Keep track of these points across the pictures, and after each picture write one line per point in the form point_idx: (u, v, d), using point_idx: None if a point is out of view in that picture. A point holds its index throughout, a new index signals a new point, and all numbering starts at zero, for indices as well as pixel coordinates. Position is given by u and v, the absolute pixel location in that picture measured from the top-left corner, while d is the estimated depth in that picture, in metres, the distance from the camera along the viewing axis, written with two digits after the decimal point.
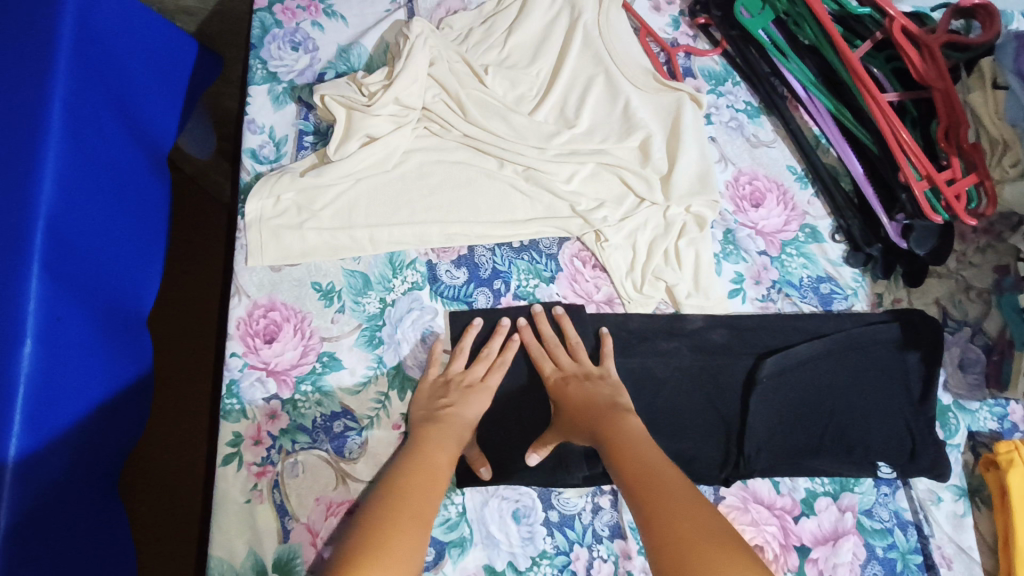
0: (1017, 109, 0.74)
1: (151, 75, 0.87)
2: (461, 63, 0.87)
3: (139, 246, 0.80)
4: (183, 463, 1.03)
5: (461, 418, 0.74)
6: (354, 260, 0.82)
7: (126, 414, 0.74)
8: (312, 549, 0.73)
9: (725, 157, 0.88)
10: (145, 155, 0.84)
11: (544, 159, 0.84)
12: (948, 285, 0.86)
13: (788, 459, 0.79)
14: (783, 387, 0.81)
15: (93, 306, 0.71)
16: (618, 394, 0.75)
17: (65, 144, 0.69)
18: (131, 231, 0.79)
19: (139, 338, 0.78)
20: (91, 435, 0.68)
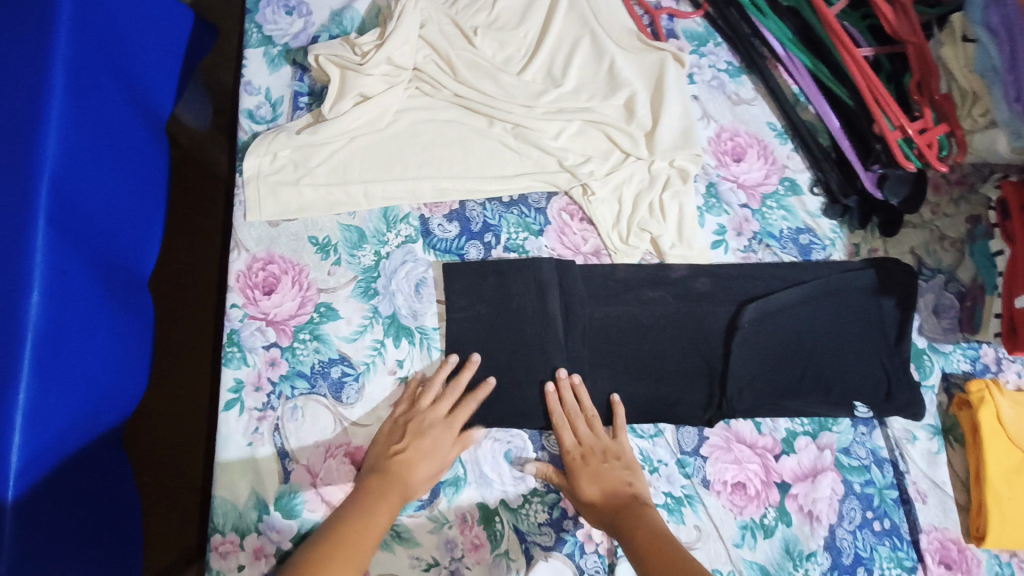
0: (983, 59, 0.77)
1: (150, 43, 0.88)
2: (451, 25, 0.89)
3: (143, 209, 0.83)
4: (184, 431, 1.05)
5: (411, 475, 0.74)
6: (350, 214, 0.85)
7: (127, 364, 0.77)
8: (311, 489, 0.77)
9: (707, 115, 0.91)
10: (146, 120, 0.86)
11: (532, 117, 0.87)
12: (923, 235, 0.89)
13: (755, 391, 0.83)
14: (765, 334, 0.84)
15: (97, 263, 0.74)
16: (635, 479, 0.77)
17: (70, 108, 0.71)
18: (135, 194, 0.81)
19: (138, 299, 0.82)
20: (96, 385, 0.71)
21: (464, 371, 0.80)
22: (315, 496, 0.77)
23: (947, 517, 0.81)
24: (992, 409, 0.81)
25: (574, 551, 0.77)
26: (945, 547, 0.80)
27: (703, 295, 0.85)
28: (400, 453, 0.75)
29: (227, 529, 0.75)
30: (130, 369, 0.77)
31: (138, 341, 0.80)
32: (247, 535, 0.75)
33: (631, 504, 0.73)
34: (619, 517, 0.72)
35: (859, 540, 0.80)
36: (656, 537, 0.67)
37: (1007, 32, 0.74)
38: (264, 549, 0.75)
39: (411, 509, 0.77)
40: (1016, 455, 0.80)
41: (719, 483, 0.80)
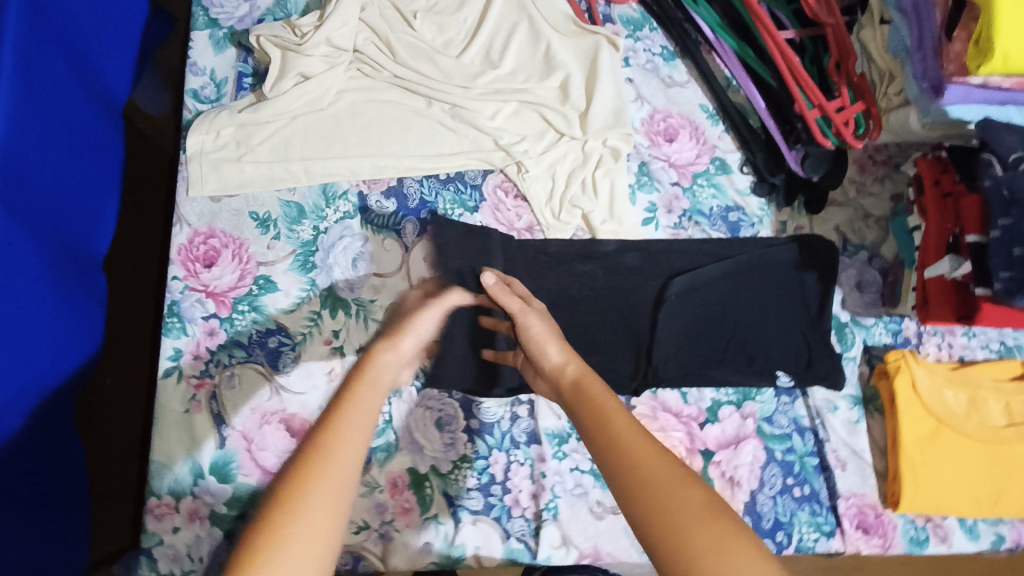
0: (897, 40, 0.80)
1: (105, 25, 0.88)
2: (392, 9, 0.92)
3: (88, 190, 0.82)
4: (126, 405, 1.02)
5: (381, 375, 0.60)
6: (290, 191, 0.87)
7: (76, 345, 0.77)
8: (246, 453, 0.80)
9: (641, 97, 0.94)
10: (99, 102, 0.87)
11: (469, 97, 0.90)
12: (848, 213, 0.92)
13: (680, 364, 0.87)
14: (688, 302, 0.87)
15: (46, 243, 0.74)
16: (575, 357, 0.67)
17: (21, 78, 0.70)
18: (82, 174, 0.81)
19: (89, 279, 0.82)
20: (42, 365, 0.71)
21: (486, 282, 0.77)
22: (250, 461, 0.80)
23: (865, 483, 0.84)
24: (908, 377, 0.84)
25: (502, 515, 0.80)
26: (863, 513, 0.83)
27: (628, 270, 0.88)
28: (371, 353, 0.63)
29: (163, 492, 0.78)
30: (80, 344, 0.78)
31: (87, 321, 0.80)
32: (182, 498, 0.78)
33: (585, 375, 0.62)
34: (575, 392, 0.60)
35: (780, 505, 0.82)
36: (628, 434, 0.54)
37: (915, 8, 0.76)
38: (200, 512, 0.78)
39: None
40: (929, 422, 0.83)
41: None
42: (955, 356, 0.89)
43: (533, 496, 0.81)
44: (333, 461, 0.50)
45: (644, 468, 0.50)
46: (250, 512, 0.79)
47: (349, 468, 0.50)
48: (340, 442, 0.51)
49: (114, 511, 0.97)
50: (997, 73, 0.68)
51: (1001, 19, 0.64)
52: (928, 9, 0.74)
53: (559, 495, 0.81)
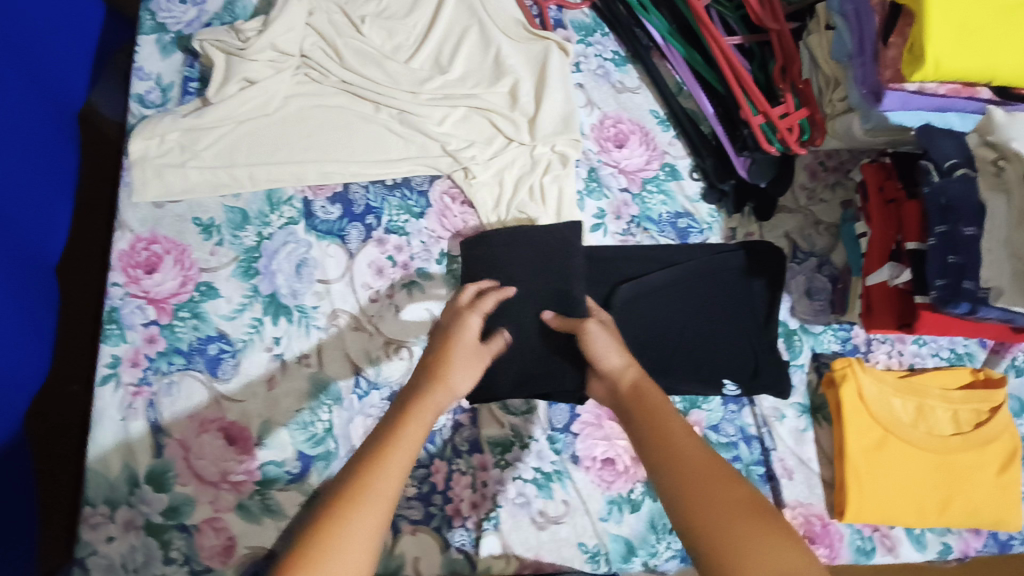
0: (840, 48, 0.80)
1: (60, 30, 0.87)
2: (340, 14, 0.92)
3: (43, 196, 0.82)
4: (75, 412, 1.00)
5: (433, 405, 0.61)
6: (234, 197, 0.87)
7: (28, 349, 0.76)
8: (183, 462, 0.79)
9: (591, 102, 0.94)
10: (53, 108, 0.86)
11: (417, 103, 0.90)
12: (798, 219, 0.91)
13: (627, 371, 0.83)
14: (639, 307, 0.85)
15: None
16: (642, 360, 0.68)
17: None
18: (34, 178, 0.81)
19: (41, 284, 0.82)
20: None
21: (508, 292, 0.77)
22: (187, 470, 0.79)
23: (812, 493, 0.83)
24: (855, 386, 0.83)
25: (442, 525, 0.79)
26: (809, 522, 0.82)
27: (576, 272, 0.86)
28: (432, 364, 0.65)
29: (99, 501, 0.77)
30: (34, 350, 0.77)
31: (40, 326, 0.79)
32: (118, 508, 0.77)
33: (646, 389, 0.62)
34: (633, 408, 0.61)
35: None
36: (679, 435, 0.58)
37: (857, 16, 0.76)
38: (134, 521, 0.77)
39: (282, 483, 0.79)
40: (876, 431, 0.82)
41: (589, 459, 0.83)
42: (905, 364, 0.88)
43: (474, 505, 0.80)
44: (366, 505, 0.51)
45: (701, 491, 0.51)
46: (186, 522, 0.78)
47: (379, 514, 0.51)
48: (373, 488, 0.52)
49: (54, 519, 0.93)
50: (930, 81, 0.68)
51: (931, 26, 0.64)
52: (868, 14, 0.74)
53: (502, 504, 0.80)
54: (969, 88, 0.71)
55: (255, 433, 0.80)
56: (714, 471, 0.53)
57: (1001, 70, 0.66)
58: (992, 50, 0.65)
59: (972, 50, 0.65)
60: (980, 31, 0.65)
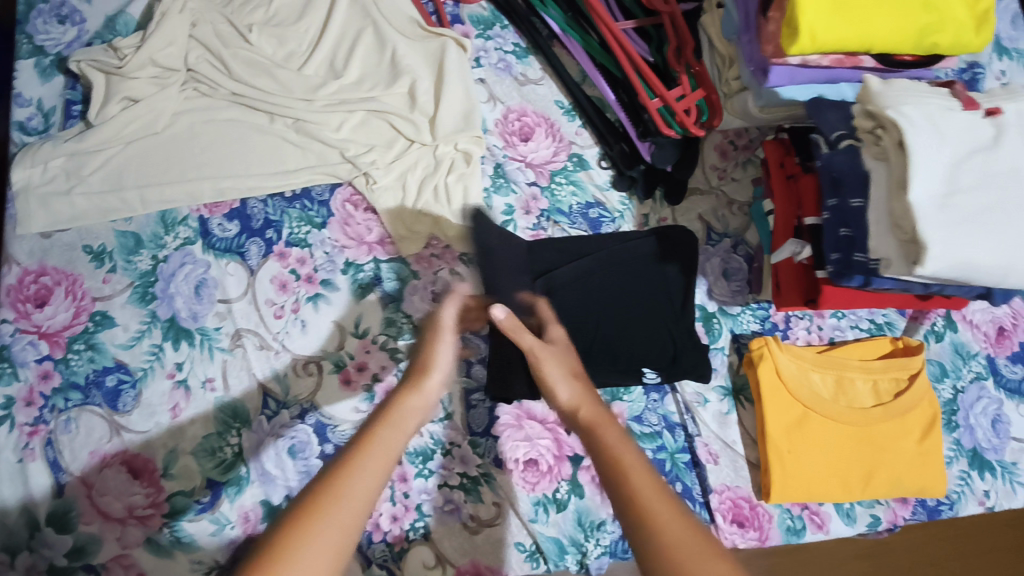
0: (729, 25, 0.80)
1: None
2: (226, 24, 0.89)
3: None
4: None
5: (407, 422, 0.52)
6: (126, 221, 0.84)
7: None
8: (86, 499, 0.75)
9: (494, 97, 0.92)
10: None
11: (311, 110, 0.87)
12: (711, 200, 0.90)
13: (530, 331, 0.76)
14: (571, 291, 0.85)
15: None
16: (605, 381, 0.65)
17: None
18: None
19: None
20: None
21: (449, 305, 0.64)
22: (91, 508, 0.75)
23: (738, 475, 0.83)
24: (772, 365, 0.82)
25: (362, 541, 0.76)
26: (736, 506, 0.81)
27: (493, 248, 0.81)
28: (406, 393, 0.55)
29: None
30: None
31: None
32: (20, 554, 0.73)
33: (605, 421, 0.52)
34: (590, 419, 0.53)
35: None
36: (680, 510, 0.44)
37: None
38: (38, 565, 0.73)
39: (191, 513, 0.76)
40: (796, 409, 0.81)
41: (511, 461, 0.80)
42: (825, 338, 0.88)
43: (394, 518, 0.77)
44: (346, 502, 0.44)
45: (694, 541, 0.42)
46: (94, 561, 0.74)
47: (373, 491, 0.46)
48: (347, 502, 0.44)
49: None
50: (808, 52, 0.67)
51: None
52: None
53: (426, 513, 0.78)
54: (852, 58, 0.70)
55: (160, 465, 0.77)
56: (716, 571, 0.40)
57: (875, 39, 0.66)
58: (864, 19, 0.65)
59: (844, 20, 0.64)
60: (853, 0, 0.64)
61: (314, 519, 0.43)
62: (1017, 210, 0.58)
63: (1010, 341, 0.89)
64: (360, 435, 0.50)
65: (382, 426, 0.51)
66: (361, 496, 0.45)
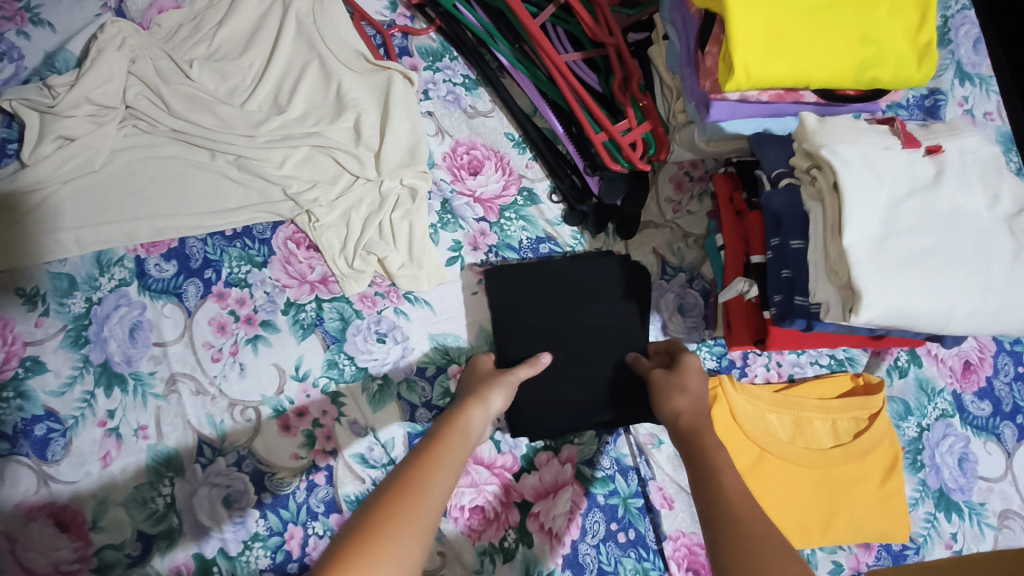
0: (673, 58, 0.79)
1: None
2: (167, 60, 0.87)
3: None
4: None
5: (469, 427, 0.61)
6: (60, 262, 0.81)
7: None
8: (9, 555, 0.72)
9: (442, 130, 0.90)
10: None
11: (253, 146, 0.85)
12: (665, 234, 0.88)
13: (608, 347, 0.81)
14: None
15: None
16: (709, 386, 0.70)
17: None
18: None
19: None
20: None
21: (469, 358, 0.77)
22: (13, 565, 0.72)
23: (694, 521, 0.80)
24: (727, 406, 0.79)
25: None
26: (692, 553, 0.79)
27: (516, 288, 0.81)
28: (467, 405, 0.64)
29: None
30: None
31: None
32: None
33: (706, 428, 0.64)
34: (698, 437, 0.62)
35: (604, 554, 0.77)
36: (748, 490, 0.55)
37: (683, 24, 0.74)
38: None
39: (121, 567, 0.73)
40: (752, 451, 0.78)
41: (456, 509, 0.77)
42: (784, 375, 0.85)
43: None
44: (426, 501, 0.48)
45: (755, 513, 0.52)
46: None
47: (443, 492, 0.50)
48: (433, 487, 0.50)
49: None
50: (746, 88, 0.65)
51: (734, 34, 0.62)
52: (692, 20, 0.72)
53: None
54: (792, 93, 0.68)
55: (89, 517, 0.74)
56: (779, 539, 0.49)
57: (813, 74, 0.64)
58: (798, 56, 0.63)
59: (779, 56, 0.63)
60: (786, 37, 0.63)
61: (396, 514, 0.45)
62: (956, 253, 0.56)
63: (977, 376, 0.87)
64: (424, 446, 0.56)
65: (449, 432, 0.58)
66: (438, 496, 0.49)
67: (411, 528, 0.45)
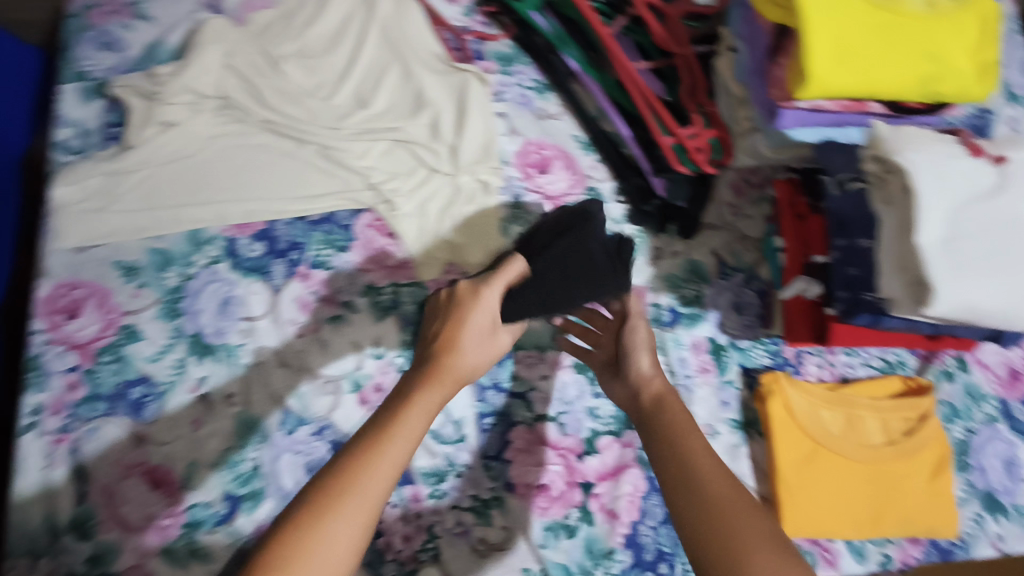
0: (742, 69, 0.83)
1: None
2: (259, 54, 0.93)
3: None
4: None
5: (430, 399, 0.58)
6: (157, 238, 0.87)
7: None
8: (107, 508, 0.77)
9: (514, 129, 0.95)
10: None
11: (338, 138, 0.91)
12: (724, 236, 0.93)
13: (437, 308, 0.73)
14: (543, 230, 0.79)
15: None
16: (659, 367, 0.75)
17: None
18: None
19: None
20: None
21: (505, 266, 0.70)
22: (110, 517, 0.77)
23: None
24: (782, 400, 0.83)
25: (374, 560, 0.78)
26: None
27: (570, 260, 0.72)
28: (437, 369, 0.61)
29: (21, 554, 0.75)
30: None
31: None
32: (41, 559, 0.75)
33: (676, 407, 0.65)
34: (662, 418, 0.65)
35: (661, 535, 0.82)
36: (711, 470, 0.57)
37: (752, 38, 0.79)
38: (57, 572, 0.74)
39: (209, 525, 0.78)
40: (806, 445, 0.83)
41: (523, 486, 0.82)
42: (837, 375, 0.89)
43: (407, 539, 0.79)
44: (355, 500, 0.50)
45: (712, 495, 0.55)
46: (112, 569, 0.75)
47: (384, 485, 0.51)
48: (368, 485, 0.51)
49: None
50: (817, 98, 0.69)
51: (810, 46, 0.66)
52: (760, 36, 0.77)
53: (437, 535, 0.79)
54: (860, 104, 0.72)
55: (180, 476, 0.79)
56: (744, 522, 0.52)
57: (881, 86, 0.68)
58: (869, 68, 0.67)
59: (850, 68, 0.67)
60: (857, 51, 0.67)
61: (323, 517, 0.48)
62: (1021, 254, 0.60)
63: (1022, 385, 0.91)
64: (377, 428, 0.55)
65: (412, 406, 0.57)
66: (374, 492, 0.51)
67: (338, 527, 0.48)
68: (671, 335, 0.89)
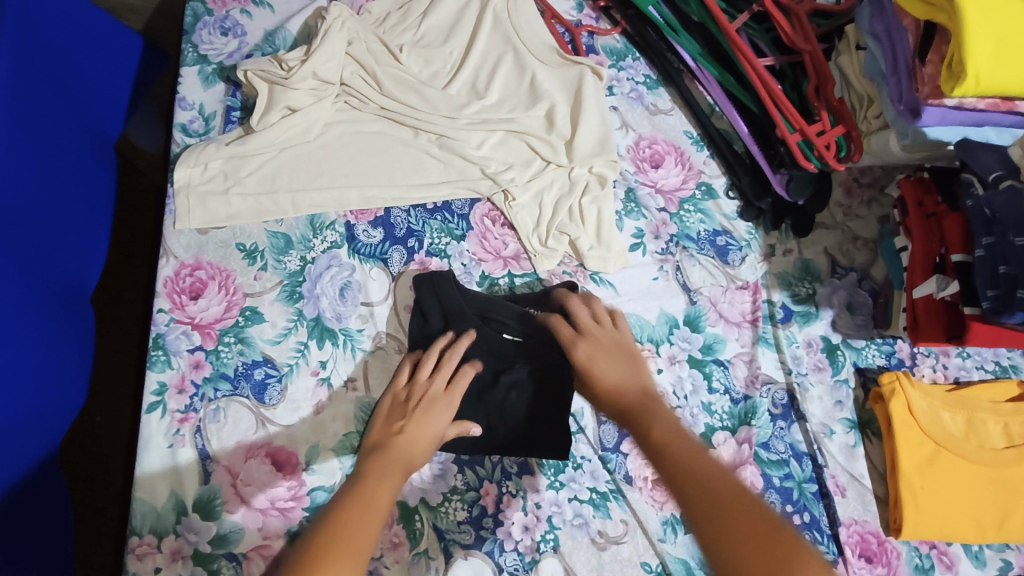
0: (872, 67, 0.82)
1: (86, 66, 0.85)
2: (378, 43, 0.94)
3: (81, 221, 0.81)
4: (113, 455, 1.02)
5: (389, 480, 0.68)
6: (277, 222, 0.87)
7: (61, 383, 0.75)
8: (231, 488, 0.76)
9: (626, 124, 0.96)
10: (90, 140, 0.85)
11: (456, 128, 0.91)
12: (836, 235, 0.93)
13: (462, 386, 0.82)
14: (527, 343, 0.84)
15: (37, 275, 0.72)
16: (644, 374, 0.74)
17: (8, 112, 0.68)
18: (79, 210, 0.81)
19: (78, 310, 0.80)
20: (29, 399, 0.69)
21: (460, 378, 0.80)
22: (235, 497, 0.76)
23: (866, 509, 0.83)
24: (904, 400, 0.83)
25: (494, 549, 0.77)
26: (865, 540, 0.81)
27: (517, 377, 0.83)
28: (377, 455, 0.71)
29: (145, 532, 0.74)
30: (73, 384, 0.76)
31: (75, 355, 0.78)
32: (165, 538, 0.74)
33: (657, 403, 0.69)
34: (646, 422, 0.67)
35: None
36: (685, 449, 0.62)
37: (888, 36, 0.79)
38: (183, 551, 0.74)
39: None
40: (927, 446, 0.82)
41: (640, 479, 0.82)
42: (950, 377, 0.89)
43: (525, 529, 0.78)
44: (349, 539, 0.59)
45: (694, 477, 0.58)
46: (235, 550, 0.75)
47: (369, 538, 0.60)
48: (354, 535, 0.60)
49: (98, 552, 0.97)
50: (970, 95, 0.69)
51: (970, 42, 0.66)
52: (901, 34, 0.76)
53: (557, 526, 0.78)
54: (1008, 102, 0.72)
55: (303, 459, 0.79)
56: (727, 494, 0.57)
57: None
58: None
59: (1009, 65, 0.67)
60: (1018, 47, 0.67)
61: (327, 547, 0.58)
62: None
63: None
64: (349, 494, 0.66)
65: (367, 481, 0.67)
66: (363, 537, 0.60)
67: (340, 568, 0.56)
68: (785, 334, 0.88)
